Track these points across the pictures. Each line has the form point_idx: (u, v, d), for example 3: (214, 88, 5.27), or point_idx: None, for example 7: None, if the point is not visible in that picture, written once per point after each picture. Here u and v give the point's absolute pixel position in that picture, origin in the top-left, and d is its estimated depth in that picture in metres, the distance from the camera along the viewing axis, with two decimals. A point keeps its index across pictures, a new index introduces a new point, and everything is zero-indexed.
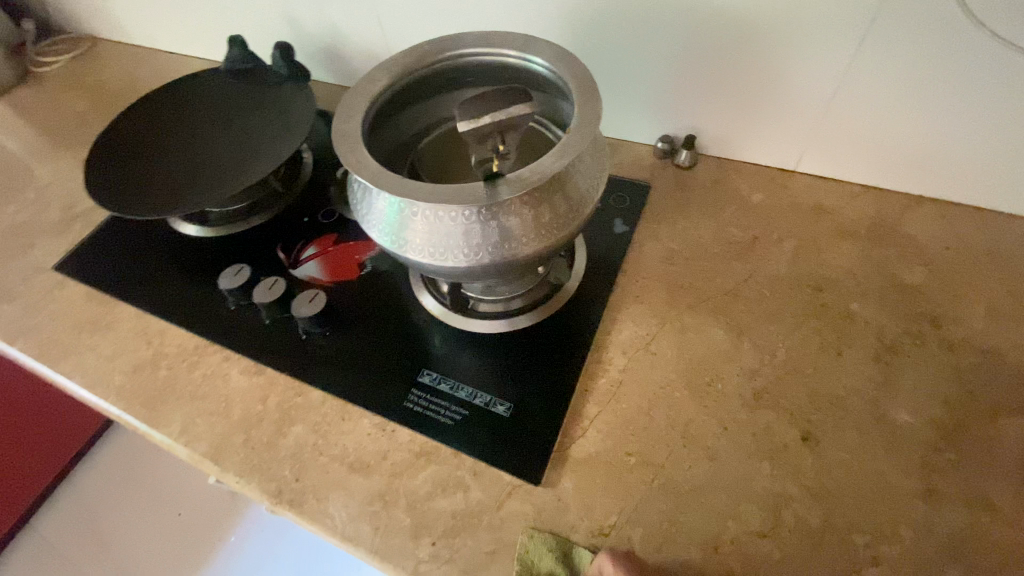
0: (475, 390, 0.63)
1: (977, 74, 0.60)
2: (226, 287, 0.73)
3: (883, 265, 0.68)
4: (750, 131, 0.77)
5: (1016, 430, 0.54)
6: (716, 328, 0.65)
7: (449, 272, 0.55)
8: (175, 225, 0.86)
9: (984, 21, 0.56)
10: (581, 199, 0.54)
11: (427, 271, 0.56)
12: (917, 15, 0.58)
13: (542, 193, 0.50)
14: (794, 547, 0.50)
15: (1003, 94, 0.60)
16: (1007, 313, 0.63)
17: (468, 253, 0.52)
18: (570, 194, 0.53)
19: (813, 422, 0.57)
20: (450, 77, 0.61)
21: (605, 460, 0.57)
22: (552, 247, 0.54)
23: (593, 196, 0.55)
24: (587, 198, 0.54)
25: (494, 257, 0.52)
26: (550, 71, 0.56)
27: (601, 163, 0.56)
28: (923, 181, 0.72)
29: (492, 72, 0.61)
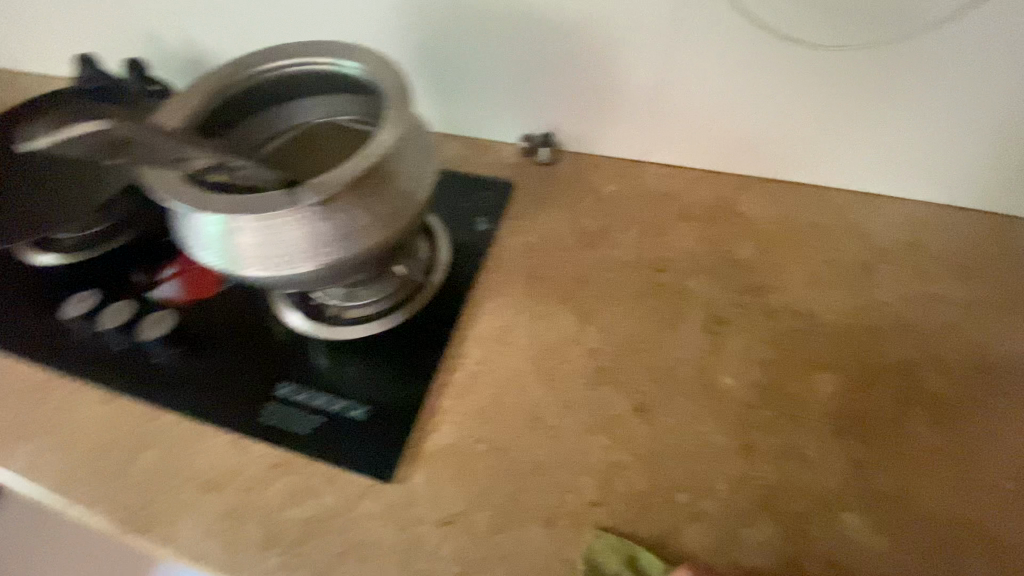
0: (333, 397, 0.63)
1: (772, 63, 0.68)
2: (71, 315, 0.72)
3: (718, 243, 0.73)
4: (600, 127, 0.82)
5: (823, 382, 0.60)
6: (567, 315, 0.68)
7: (275, 282, 0.55)
8: (25, 257, 0.79)
9: (764, 19, 0.64)
10: (408, 193, 0.56)
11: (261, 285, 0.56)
12: (710, 19, 0.66)
13: (361, 192, 0.53)
14: (624, 511, 0.53)
15: (792, 84, 0.69)
16: (824, 278, 0.68)
17: (298, 260, 0.53)
18: (392, 191, 0.54)
19: (646, 394, 0.61)
20: (269, 91, 0.62)
21: (456, 451, 0.58)
22: (379, 248, 0.56)
23: (422, 190, 0.57)
24: (414, 194, 0.56)
25: (315, 262, 0.53)
26: (363, 74, 0.57)
27: (429, 159, 0.58)
28: (754, 163, 0.78)
29: (310, 82, 0.61)
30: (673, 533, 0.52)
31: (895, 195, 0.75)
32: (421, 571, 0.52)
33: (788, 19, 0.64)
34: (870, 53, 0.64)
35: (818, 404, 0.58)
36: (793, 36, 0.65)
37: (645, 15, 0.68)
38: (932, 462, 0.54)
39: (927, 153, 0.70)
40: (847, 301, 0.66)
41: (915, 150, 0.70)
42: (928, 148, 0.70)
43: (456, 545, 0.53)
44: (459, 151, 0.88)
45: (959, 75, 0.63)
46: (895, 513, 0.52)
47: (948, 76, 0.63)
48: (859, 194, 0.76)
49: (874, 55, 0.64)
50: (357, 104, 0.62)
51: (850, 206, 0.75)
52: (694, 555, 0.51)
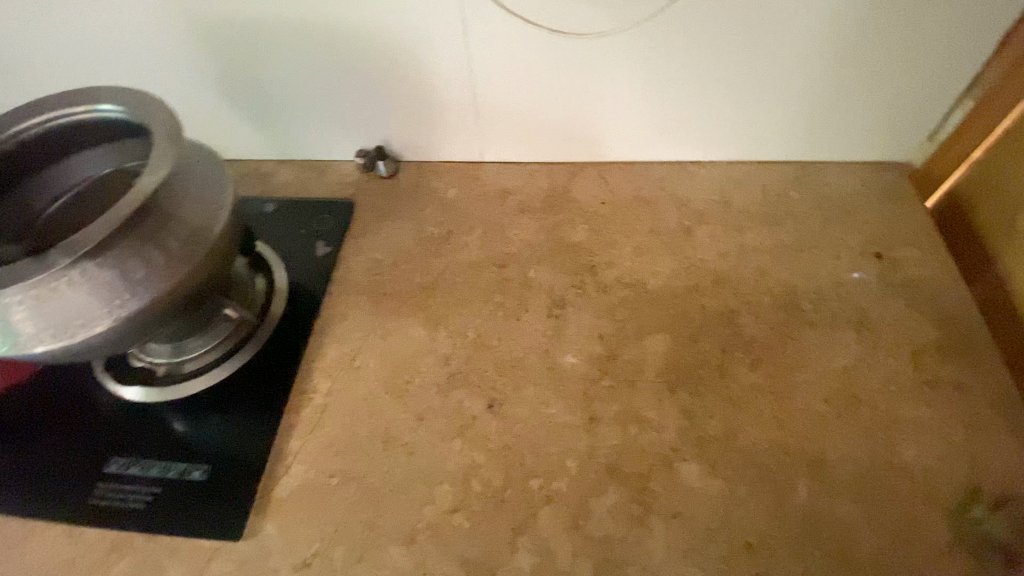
0: (170, 463, 0.59)
1: (558, 57, 0.70)
2: None
3: (555, 230, 0.76)
4: (431, 134, 0.82)
5: (653, 345, 0.64)
6: (416, 324, 0.67)
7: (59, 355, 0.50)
8: None
9: (548, 20, 0.67)
10: (200, 227, 0.53)
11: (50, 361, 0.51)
12: (499, 23, 0.68)
13: (142, 236, 0.50)
14: (480, 510, 0.54)
15: (591, 74, 0.72)
16: (649, 248, 0.73)
17: (78, 322, 0.49)
18: (179, 229, 0.52)
19: (498, 390, 0.62)
20: (33, 153, 0.58)
21: (309, 489, 0.56)
22: (174, 292, 0.52)
23: (219, 221, 0.55)
24: (208, 227, 0.54)
25: (95, 322, 0.49)
26: (129, 116, 0.55)
27: (220, 188, 0.57)
28: (579, 149, 0.82)
29: (76, 134, 0.58)
30: (528, 521, 0.53)
31: (705, 160, 0.81)
32: None
33: (567, 18, 0.66)
34: (638, 37, 0.68)
35: (649, 365, 0.62)
36: (578, 32, 0.67)
37: (438, 25, 0.68)
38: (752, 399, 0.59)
39: (719, 118, 0.76)
40: (670, 266, 0.71)
41: (708, 117, 0.76)
42: (717, 113, 0.75)
43: None
44: (295, 177, 0.85)
45: (719, 48, 0.68)
46: (723, 453, 0.56)
47: (710, 51, 0.69)
48: (675, 163, 0.82)
49: (647, 39, 0.68)
50: (134, 148, 0.60)
51: (667, 176, 0.81)
52: (549, 538, 0.52)
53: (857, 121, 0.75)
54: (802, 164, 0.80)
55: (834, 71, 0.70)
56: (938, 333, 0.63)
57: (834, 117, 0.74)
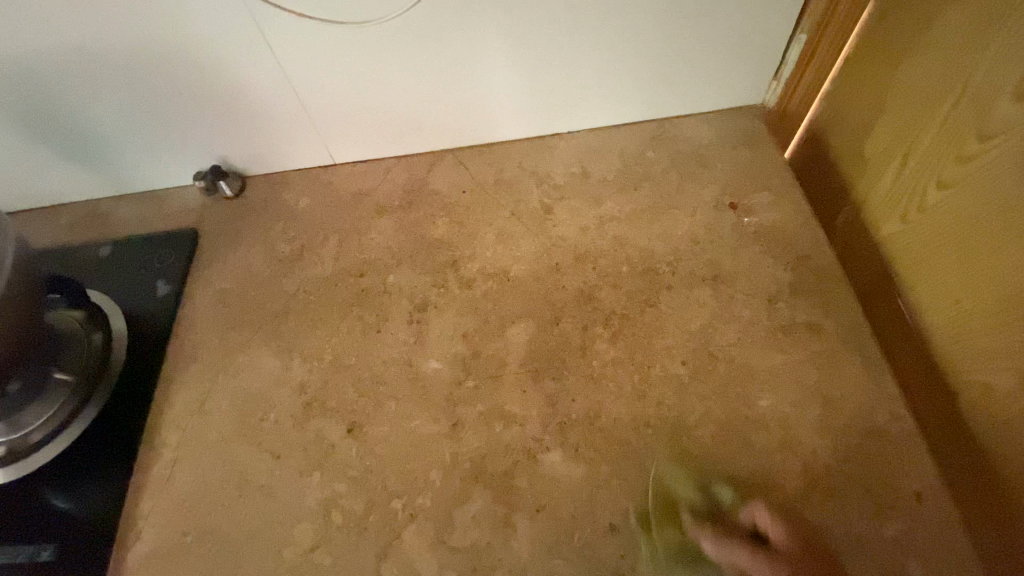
0: (11, 549, 0.54)
1: (374, 49, 0.65)
2: None
3: (413, 229, 0.72)
4: (269, 145, 0.76)
5: (515, 335, 0.62)
6: (271, 355, 0.64)
7: None
8: None
9: (349, 13, 0.61)
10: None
11: None
12: (298, 23, 0.62)
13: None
14: (343, 542, 0.52)
15: (415, 62, 0.67)
16: (510, 232, 0.70)
17: None
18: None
19: (358, 410, 0.59)
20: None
21: (162, 553, 0.53)
22: None
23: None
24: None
25: None
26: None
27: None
28: (431, 138, 0.78)
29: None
30: (392, 543, 0.51)
31: (563, 132, 0.78)
32: None
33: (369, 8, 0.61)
34: (451, 16, 0.62)
35: (512, 357, 0.61)
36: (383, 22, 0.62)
37: (230, 32, 0.62)
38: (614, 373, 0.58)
39: (564, 87, 0.72)
40: (531, 249, 0.69)
41: (552, 88, 0.72)
42: (561, 84, 0.72)
43: None
44: (134, 211, 0.78)
45: (537, 19, 0.64)
46: (587, 434, 0.55)
47: (530, 23, 0.64)
48: (534, 138, 0.79)
49: (460, 20, 0.63)
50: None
51: (527, 152, 0.78)
52: (414, 558, 0.51)
53: (703, 71, 0.72)
54: (660, 121, 0.78)
55: (663, 28, 0.66)
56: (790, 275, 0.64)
57: (679, 70, 0.72)
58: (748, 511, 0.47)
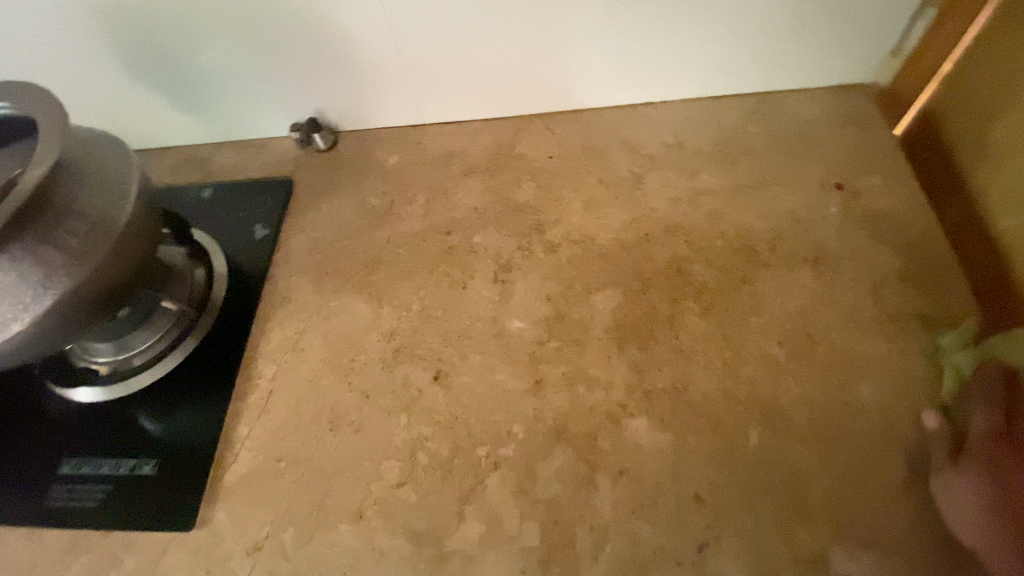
0: (120, 460, 0.59)
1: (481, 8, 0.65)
2: None
3: (500, 191, 0.73)
4: (364, 102, 0.78)
5: (601, 301, 0.62)
6: (361, 303, 0.66)
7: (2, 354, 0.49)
8: None
9: None
10: (101, 217, 0.50)
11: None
12: None
13: (34, 233, 0.47)
14: (429, 482, 0.53)
15: (519, 23, 0.67)
16: (599, 200, 0.69)
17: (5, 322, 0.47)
18: (76, 222, 0.49)
19: (444, 360, 0.60)
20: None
21: (258, 475, 0.56)
22: (99, 276, 0.51)
23: (124, 211, 0.52)
24: (110, 218, 0.51)
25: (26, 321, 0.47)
26: (3, 107, 0.50)
27: (121, 176, 0.53)
28: (521, 101, 0.77)
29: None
30: (476, 488, 0.52)
31: (655, 102, 0.77)
32: None
33: None
34: None
35: (597, 322, 0.60)
36: None
37: None
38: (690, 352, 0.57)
39: (667, 56, 0.70)
40: (619, 218, 0.67)
41: (654, 57, 0.70)
42: (662, 53, 0.70)
43: (267, 569, 0.51)
44: (233, 158, 0.82)
45: None
46: (674, 403, 0.54)
47: None
48: (626, 107, 0.77)
49: None
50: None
51: (618, 121, 0.76)
52: (496, 505, 0.51)
53: (815, 47, 0.69)
54: (760, 96, 0.75)
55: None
56: (922, 308, 0.57)
57: (791, 43, 0.68)
58: (838, 544, 0.47)
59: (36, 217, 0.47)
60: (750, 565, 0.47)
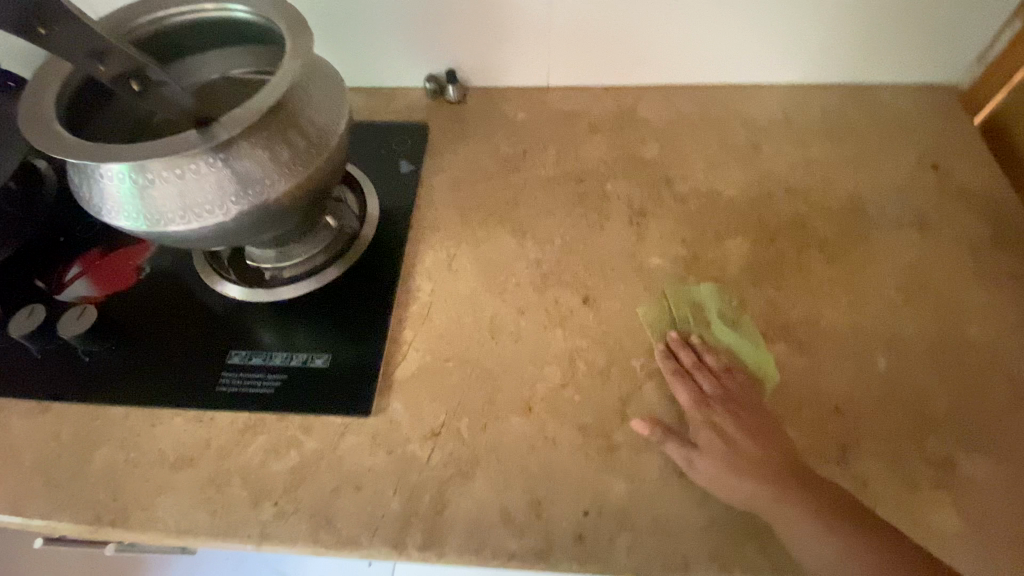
0: (290, 353, 0.63)
1: None
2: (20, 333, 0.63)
3: (626, 148, 0.79)
4: (499, 60, 0.84)
5: (732, 246, 0.68)
6: (506, 234, 0.72)
7: (214, 231, 0.54)
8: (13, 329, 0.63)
9: None
10: (323, 128, 0.56)
11: (201, 240, 0.55)
12: None
13: (275, 129, 0.53)
14: (590, 385, 0.59)
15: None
16: (719, 161, 0.77)
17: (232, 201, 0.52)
18: (306, 128, 0.55)
19: (590, 286, 0.66)
20: (162, 46, 0.59)
21: (428, 372, 0.60)
22: (308, 181, 0.56)
23: (336, 128, 0.57)
24: (329, 130, 0.57)
25: (248, 205, 0.53)
26: (247, 12, 0.56)
27: (337, 94, 0.59)
28: (643, 72, 0.84)
29: (189, 35, 0.59)
30: (635, 392, 0.58)
31: (764, 85, 0.85)
32: (418, 482, 0.54)
33: None
34: None
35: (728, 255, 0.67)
36: None
37: None
38: (817, 293, 0.64)
39: (785, 39, 0.79)
40: (740, 178, 0.75)
41: (772, 41, 0.79)
42: (781, 37, 0.78)
43: (446, 451, 0.55)
44: (363, 102, 0.87)
45: None
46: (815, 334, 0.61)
47: None
48: (737, 86, 0.85)
49: None
50: (246, 54, 0.61)
51: (730, 97, 0.84)
52: (656, 407, 0.57)
53: (912, 47, 0.78)
54: (859, 86, 0.83)
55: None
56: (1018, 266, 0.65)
57: (895, 38, 0.77)
58: (961, 451, 0.54)
59: (278, 115, 0.53)
60: (887, 464, 0.54)
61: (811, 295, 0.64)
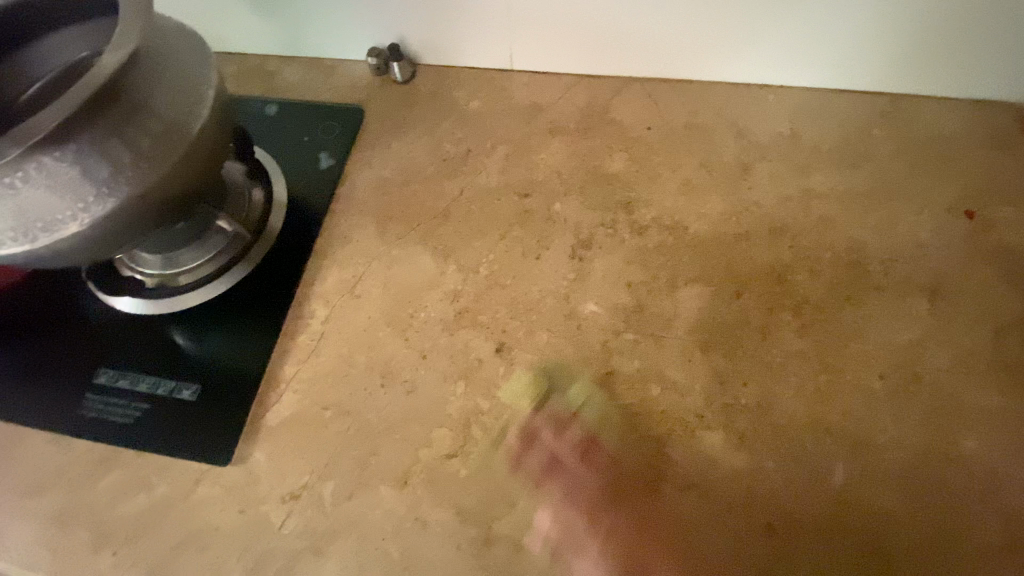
0: (159, 379, 0.56)
1: None
2: None
3: (587, 157, 0.66)
4: (452, 34, 0.70)
5: (689, 298, 0.56)
6: (425, 255, 0.61)
7: (38, 255, 0.44)
8: None
9: None
10: (173, 120, 0.45)
11: (31, 261, 0.45)
12: None
13: (104, 125, 0.41)
14: (480, 458, 0.50)
15: None
16: (697, 183, 0.63)
17: (46, 223, 0.42)
18: (149, 122, 0.44)
19: (508, 331, 0.56)
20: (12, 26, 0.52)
21: (301, 420, 0.53)
22: (152, 196, 0.46)
23: (191, 127, 0.46)
24: (183, 123, 0.46)
25: (66, 228, 0.43)
26: None
27: (198, 78, 0.48)
28: (624, 60, 0.69)
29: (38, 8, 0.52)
30: (531, 474, 0.49)
31: (773, 85, 0.68)
32: (266, 551, 0.48)
33: None
34: None
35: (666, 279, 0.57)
36: None
37: None
38: (776, 371, 0.52)
39: (802, 31, 0.62)
40: (717, 208, 0.61)
41: (785, 31, 0.63)
42: (796, 26, 0.62)
43: (303, 518, 0.49)
44: (298, 75, 0.75)
45: None
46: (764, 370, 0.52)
47: None
48: (739, 85, 0.69)
49: None
50: (107, 27, 0.53)
51: (728, 99, 0.68)
52: (551, 497, 0.48)
53: (969, 49, 0.61)
54: (894, 96, 0.66)
55: None
56: None
57: (948, 37, 0.60)
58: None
59: (110, 107, 0.41)
60: None
61: (769, 374, 0.52)
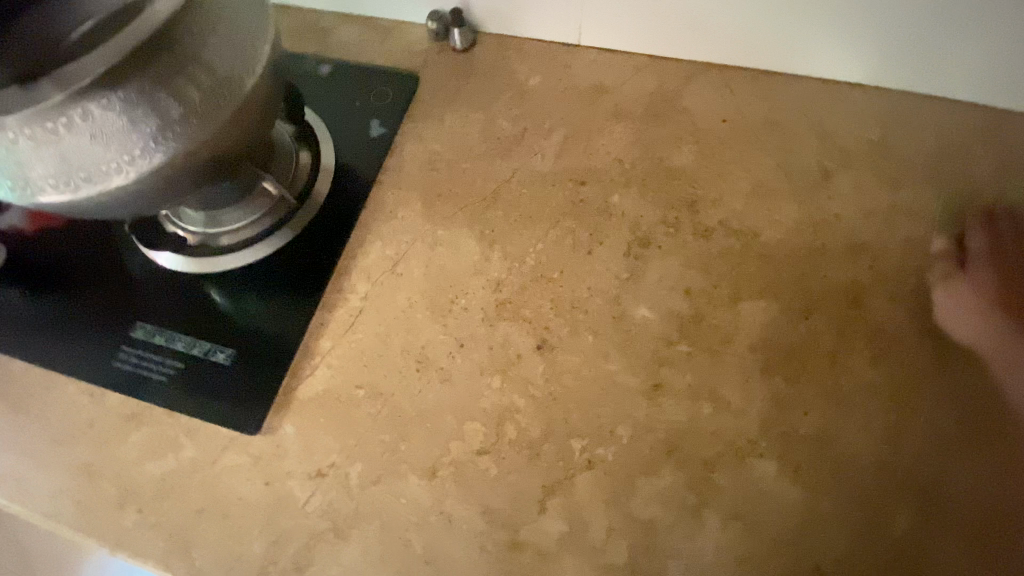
0: (194, 339, 0.55)
1: None
2: None
3: (652, 149, 0.61)
4: (518, 2, 0.65)
5: (752, 312, 0.52)
6: (470, 239, 0.58)
7: (84, 207, 0.43)
8: None
9: None
10: (225, 75, 0.43)
11: (77, 213, 0.44)
12: None
13: (152, 74, 0.39)
14: (512, 459, 0.48)
15: None
16: (770, 188, 0.58)
17: (92, 173, 0.40)
18: (200, 74, 0.41)
19: (551, 328, 0.53)
20: None
21: (332, 398, 0.52)
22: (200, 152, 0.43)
23: (244, 83, 0.44)
24: (235, 79, 0.43)
25: (111, 180, 0.41)
26: None
27: (253, 32, 0.45)
28: (703, 44, 0.64)
29: None
30: (564, 482, 0.47)
31: (867, 85, 0.62)
32: (287, 528, 0.47)
33: None
34: None
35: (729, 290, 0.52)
36: None
37: None
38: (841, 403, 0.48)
39: (911, 26, 0.56)
40: (790, 217, 0.56)
41: (891, 25, 0.56)
42: (906, 21, 0.55)
43: (326, 499, 0.48)
44: (353, 35, 0.72)
45: None
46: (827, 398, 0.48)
47: None
48: (828, 82, 0.63)
49: None
50: None
51: (814, 96, 0.62)
52: (583, 508, 0.46)
53: None
54: (1006, 108, 0.59)
55: None
56: None
57: None
58: None
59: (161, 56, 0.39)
60: None
61: (831, 405, 0.48)
